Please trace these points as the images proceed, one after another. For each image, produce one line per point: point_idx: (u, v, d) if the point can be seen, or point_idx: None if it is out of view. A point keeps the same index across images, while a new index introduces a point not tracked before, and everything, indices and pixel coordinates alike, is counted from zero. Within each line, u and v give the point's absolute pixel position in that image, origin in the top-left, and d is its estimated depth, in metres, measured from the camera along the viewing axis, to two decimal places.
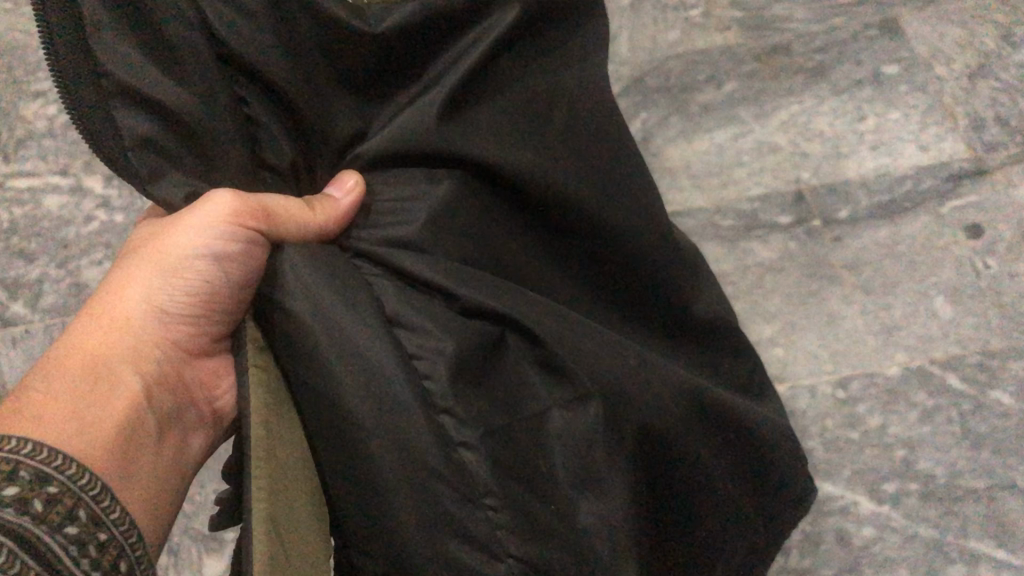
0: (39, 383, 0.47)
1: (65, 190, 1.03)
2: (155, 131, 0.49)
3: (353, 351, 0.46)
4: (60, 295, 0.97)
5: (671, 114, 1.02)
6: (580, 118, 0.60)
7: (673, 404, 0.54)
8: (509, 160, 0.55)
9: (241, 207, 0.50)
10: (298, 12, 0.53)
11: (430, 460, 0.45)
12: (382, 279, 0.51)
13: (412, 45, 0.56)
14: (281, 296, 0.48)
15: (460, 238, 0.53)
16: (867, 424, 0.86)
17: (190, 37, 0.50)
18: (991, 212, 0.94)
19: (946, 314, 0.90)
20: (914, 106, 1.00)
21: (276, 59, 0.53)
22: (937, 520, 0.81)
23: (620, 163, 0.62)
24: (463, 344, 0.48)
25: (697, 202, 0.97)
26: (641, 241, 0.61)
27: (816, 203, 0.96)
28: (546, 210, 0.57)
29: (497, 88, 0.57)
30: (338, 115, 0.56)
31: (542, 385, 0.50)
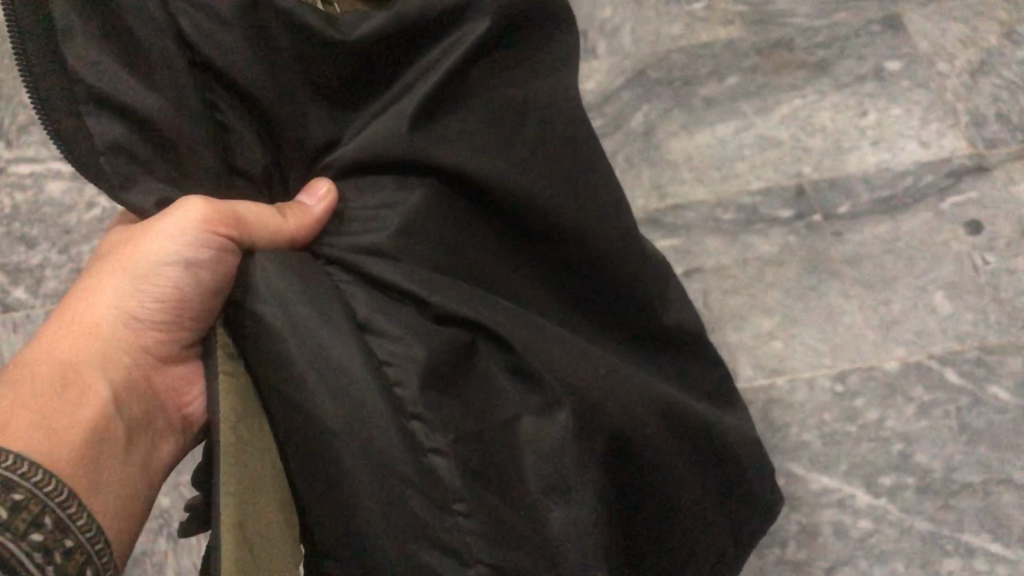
0: (5, 388, 0.46)
1: (67, 176, 1.03)
2: (131, 139, 0.48)
3: (323, 359, 0.45)
4: (62, 281, 0.97)
5: (674, 108, 1.02)
6: (558, 119, 0.59)
7: (642, 409, 0.53)
8: (485, 164, 0.54)
9: (213, 212, 0.49)
10: (271, 17, 0.52)
11: (401, 470, 0.44)
12: (355, 286, 0.50)
13: (386, 53, 0.55)
14: (251, 301, 0.47)
15: (433, 246, 0.53)
16: (864, 417, 0.86)
17: (161, 45, 0.49)
18: (989, 209, 0.94)
19: (945, 310, 0.90)
20: (916, 102, 1.01)
21: (248, 64, 0.51)
22: (933, 513, 0.82)
23: (598, 170, 0.60)
24: (432, 350, 0.48)
25: (698, 194, 0.97)
26: (619, 249, 0.59)
27: (817, 198, 0.96)
28: (520, 219, 0.56)
29: (467, 95, 0.56)
30: (310, 123, 0.54)
31: (514, 393, 0.50)
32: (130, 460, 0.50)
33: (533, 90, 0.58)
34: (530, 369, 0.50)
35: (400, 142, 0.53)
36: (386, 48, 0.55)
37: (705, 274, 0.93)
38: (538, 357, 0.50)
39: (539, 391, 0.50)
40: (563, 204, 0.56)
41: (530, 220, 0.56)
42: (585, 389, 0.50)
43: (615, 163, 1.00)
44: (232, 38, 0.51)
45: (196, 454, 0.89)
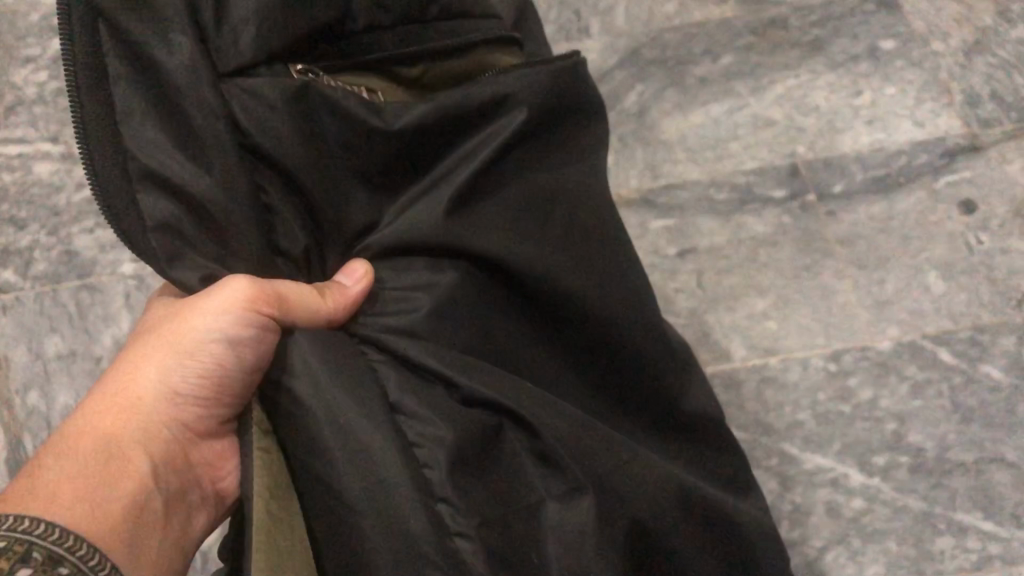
0: (51, 462, 0.49)
1: (56, 157, 1.02)
2: (179, 218, 0.51)
3: (354, 439, 0.48)
4: (51, 262, 0.97)
5: (667, 87, 1.01)
6: (583, 210, 0.63)
7: (661, 493, 0.56)
8: (516, 249, 0.57)
9: (256, 293, 0.50)
10: (319, 106, 0.55)
11: (427, 551, 0.47)
12: (387, 366, 0.53)
13: (427, 139, 0.58)
14: (289, 378, 0.50)
15: (462, 327, 0.55)
16: (858, 397, 0.86)
17: (213, 126, 0.52)
18: (983, 189, 0.94)
19: (938, 289, 0.90)
20: (911, 81, 1.00)
21: (295, 148, 0.54)
22: (926, 493, 0.82)
23: (619, 258, 0.63)
24: (459, 435, 0.50)
25: (692, 175, 0.97)
26: (637, 334, 0.62)
27: (811, 177, 0.96)
28: (548, 302, 0.59)
29: (500, 182, 0.60)
30: (351, 206, 0.57)
31: (539, 478, 0.53)
32: (167, 532, 0.52)
33: (560, 176, 0.62)
34: (557, 456, 0.53)
35: (434, 226, 0.56)
36: (428, 133, 0.58)
37: (698, 254, 0.93)
38: (564, 443, 0.53)
39: (566, 477, 0.53)
40: (586, 290, 0.60)
41: (555, 304, 0.59)
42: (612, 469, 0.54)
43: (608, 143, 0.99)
44: (279, 120, 0.54)
45: None
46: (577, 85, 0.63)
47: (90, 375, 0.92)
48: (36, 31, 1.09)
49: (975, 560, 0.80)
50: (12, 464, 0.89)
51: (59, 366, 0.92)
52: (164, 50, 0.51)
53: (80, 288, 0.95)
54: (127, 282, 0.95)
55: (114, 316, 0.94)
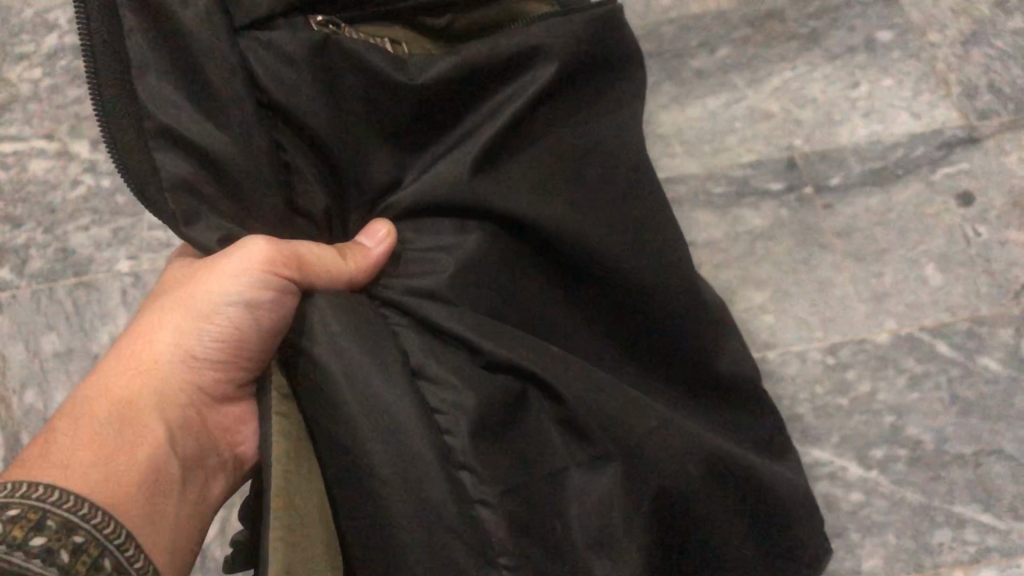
0: (65, 429, 0.49)
1: (51, 155, 1.01)
2: (194, 175, 0.51)
3: (377, 406, 0.48)
4: (48, 260, 0.96)
5: (664, 80, 1.01)
6: (606, 175, 0.65)
7: (689, 462, 0.57)
8: (543, 215, 0.59)
9: (275, 254, 0.50)
10: (342, 62, 0.58)
11: (447, 518, 0.47)
12: (410, 331, 0.53)
13: (447, 98, 0.60)
14: (309, 342, 0.50)
15: (484, 289, 0.56)
16: (856, 390, 0.86)
17: (231, 85, 0.53)
18: (981, 181, 0.94)
19: (936, 282, 0.90)
20: (908, 73, 1.00)
21: (318, 107, 0.56)
22: (924, 486, 0.82)
23: (643, 219, 0.65)
24: (481, 400, 0.51)
25: (689, 168, 0.97)
26: (663, 295, 0.64)
27: (808, 170, 0.96)
28: (573, 268, 0.61)
29: (522, 144, 0.61)
30: (374, 164, 0.59)
31: (563, 443, 0.54)
32: (185, 497, 0.52)
33: (581, 140, 0.64)
34: (583, 424, 0.53)
35: (459, 190, 0.57)
36: (449, 94, 0.60)
37: (696, 248, 0.93)
38: (589, 411, 0.53)
39: (592, 444, 0.54)
40: (612, 256, 0.62)
41: (579, 264, 0.61)
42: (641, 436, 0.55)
43: None
44: (302, 77, 0.56)
45: None
46: (593, 50, 0.65)
47: (88, 373, 0.91)
48: (30, 28, 1.08)
49: (974, 553, 0.80)
50: (10, 463, 0.89)
51: (56, 365, 0.92)
52: (178, 5, 0.52)
53: (77, 286, 0.95)
54: (124, 280, 0.95)
55: (110, 313, 0.94)
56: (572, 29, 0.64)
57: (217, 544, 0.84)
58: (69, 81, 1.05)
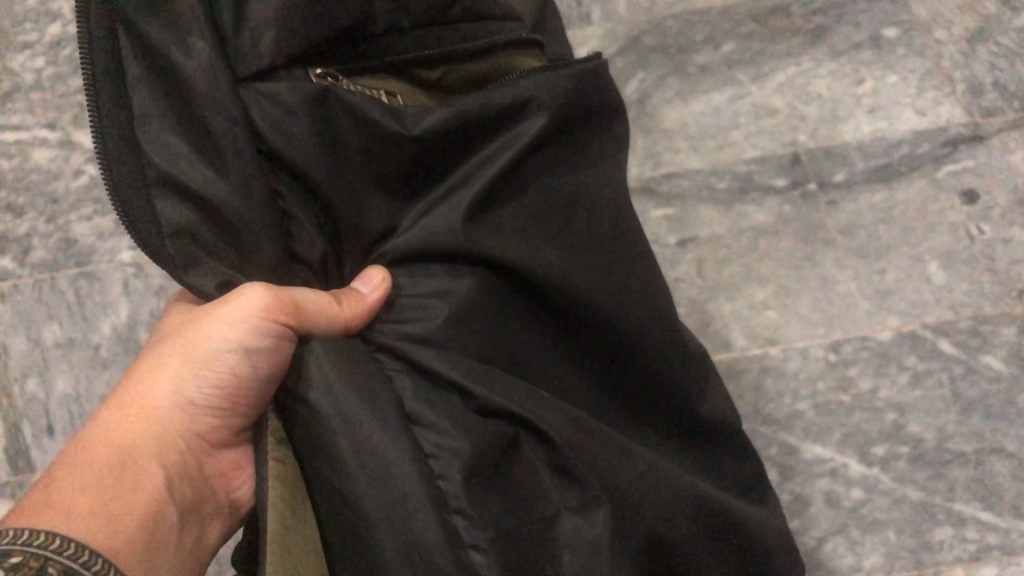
0: (66, 473, 0.49)
1: (53, 144, 1.01)
2: (194, 223, 0.50)
3: (371, 449, 0.47)
4: (49, 250, 0.96)
5: (669, 75, 1.01)
6: (601, 217, 0.63)
7: (677, 506, 0.57)
8: (533, 258, 0.57)
9: (273, 302, 0.50)
10: (339, 112, 0.56)
11: (440, 564, 0.46)
12: (403, 376, 0.52)
13: (446, 146, 0.58)
14: (304, 389, 0.49)
15: (476, 336, 0.55)
16: (857, 387, 0.86)
17: (232, 133, 0.51)
18: (986, 178, 0.94)
19: (939, 279, 0.90)
20: (913, 70, 1.00)
21: (316, 156, 0.54)
22: (925, 483, 0.82)
23: (636, 263, 0.63)
24: (475, 448, 0.50)
25: (693, 163, 0.96)
26: (653, 340, 0.62)
27: (812, 166, 0.96)
28: (566, 312, 0.59)
29: (517, 188, 0.59)
30: (372, 211, 0.56)
31: (554, 488, 0.52)
32: (181, 542, 0.53)
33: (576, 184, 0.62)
34: (575, 469, 0.52)
35: (454, 236, 0.55)
36: (446, 141, 0.58)
37: (699, 244, 0.93)
38: (582, 457, 0.53)
39: (582, 488, 0.53)
40: (605, 299, 0.60)
41: (568, 311, 0.59)
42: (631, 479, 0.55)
43: None
44: (299, 122, 0.54)
45: None
46: (592, 93, 0.62)
47: (90, 363, 0.91)
48: (33, 17, 1.08)
49: (974, 550, 0.80)
50: (9, 451, 0.89)
51: (57, 355, 0.92)
52: (181, 54, 0.50)
53: (79, 276, 0.95)
54: (126, 270, 0.95)
55: (113, 304, 0.94)
56: (569, 78, 0.60)
57: None
58: (72, 71, 1.04)
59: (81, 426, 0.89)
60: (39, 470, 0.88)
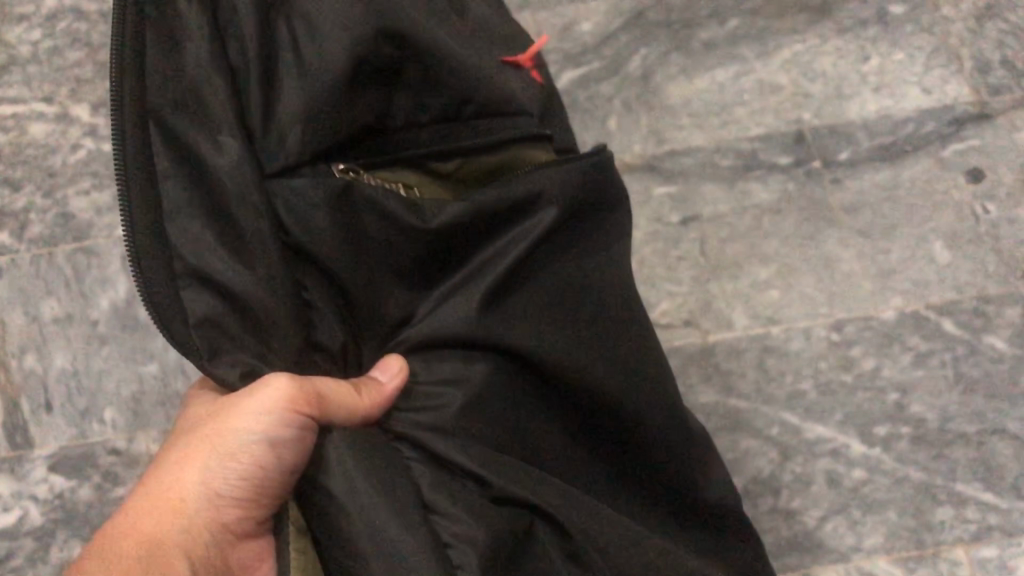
0: (99, 563, 0.52)
1: (50, 118, 1.00)
2: (221, 314, 0.51)
3: (385, 536, 0.48)
4: (47, 225, 0.95)
5: (672, 51, 0.99)
6: (618, 302, 0.61)
7: None
8: (546, 346, 0.57)
9: (296, 392, 0.50)
10: (358, 204, 0.57)
11: None
12: (421, 465, 0.53)
13: (460, 236, 0.58)
14: (324, 478, 0.50)
15: (489, 427, 0.55)
16: (860, 367, 0.86)
17: (256, 226, 0.53)
18: (992, 157, 0.93)
19: (943, 258, 0.89)
20: (920, 47, 0.99)
21: (334, 248, 0.56)
22: (927, 464, 0.82)
23: (648, 347, 0.62)
24: (489, 540, 0.51)
25: (697, 141, 0.95)
26: (664, 424, 0.62)
27: (817, 144, 0.95)
28: (578, 398, 0.59)
29: (531, 275, 0.59)
30: (388, 300, 0.58)
31: (565, 574, 0.54)
32: None
33: (592, 268, 0.61)
34: (583, 552, 0.54)
35: (467, 330, 0.56)
36: (460, 232, 0.58)
37: (702, 222, 0.92)
38: (591, 539, 0.54)
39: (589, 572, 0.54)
40: (623, 386, 0.60)
41: (581, 396, 0.59)
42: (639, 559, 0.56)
43: (611, 108, 0.98)
44: (319, 215, 0.56)
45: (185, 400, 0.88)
46: (604, 183, 0.61)
47: (87, 339, 0.91)
48: None
49: (974, 531, 0.79)
50: (7, 427, 0.88)
51: (55, 330, 0.91)
52: (212, 153, 0.52)
53: (77, 251, 0.94)
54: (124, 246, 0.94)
55: (111, 279, 0.93)
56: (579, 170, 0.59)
57: None
58: (69, 43, 1.03)
59: (79, 402, 0.89)
60: (37, 445, 0.88)
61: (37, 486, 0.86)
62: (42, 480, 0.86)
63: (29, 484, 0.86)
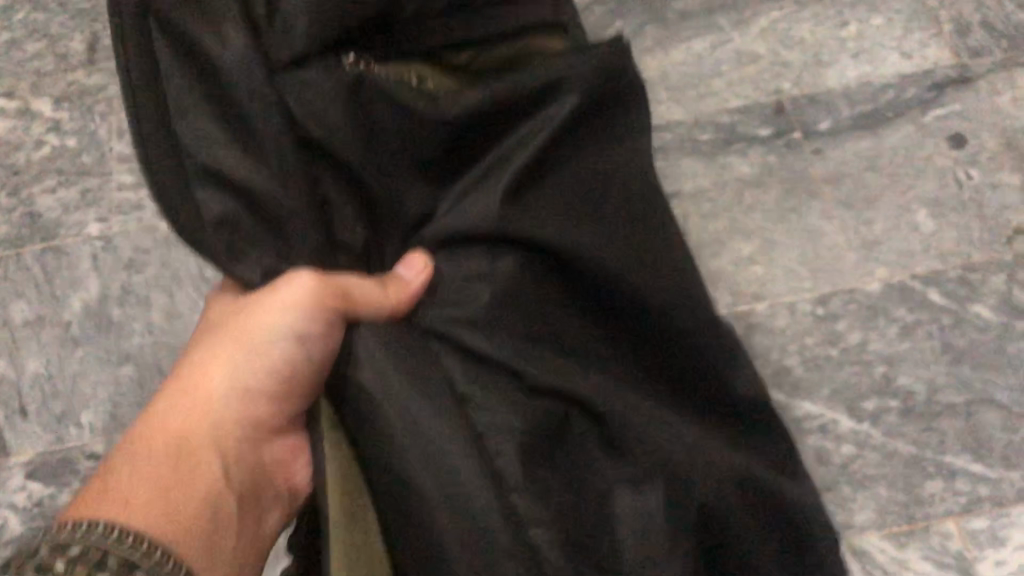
0: (126, 461, 0.50)
1: (12, 114, 0.98)
2: (236, 211, 0.51)
3: (417, 428, 0.46)
4: (14, 225, 0.93)
5: (648, 22, 0.97)
6: (637, 191, 0.57)
7: (731, 488, 0.50)
8: (566, 234, 0.52)
9: (322, 290, 0.50)
10: (376, 97, 0.53)
11: (503, 542, 0.45)
12: (451, 360, 0.49)
13: (475, 121, 0.54)
14: (353, 369, 0.49)
15: (519, 315, 0.50)
16: (846, 340, 0.85)
17: (267, 118, 0.51)
18: (974, 122, 0.92)
19: (928, 227, 0.88)
20: (899, 11, 0.97)
21: (345, 134, 0.52)
22: (916, 437, 0.81)
23: (662, 244, 0.56)
24: (525, 439, 0.47)
25: (675, 115, 0.94)
26: (690, 322, 0.55)
27: (797, 115, 0.93)
28: (608, 292, 0.53)
29: (564, 157, 0.55)
30: (405, 197, 0.54)
31: (608, 466, 0.49)
32: (241, 530, 0.52)
33: (603, 159, 0.56)
34: (624, 440, 0.49)
35: (486, 220, 0.51)
36: (474, 118, 0.54)
37: (682, 198, 0.90)
38: (627, 424, 0.49)
39: (631, 463, 0.49)
40: (647, 280, 0.54)
41: (601, 287, 0.53)
42: (704, 461, 0.50)
43: None
44: (327, 98, 0.52)
45: None
46: (620, 70, 0.57)
47: (60, 342, 0.89)
48: None
49: (965, 503, 0.79)
50: None
51: (28, 333, 0.89)
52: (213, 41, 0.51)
53: (46, 251, 0.92)
54: (93, 244, 0.92)
55: (81, 279, 0.91)
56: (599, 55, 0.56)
57: None
58: (27, 35, 1.02)
59: (54, 406, 0.87)
60: (13, 452, 0.85)
61: (14, 495, 0.84)
62: (20, 489, 0.84)
63: (5, 493, 0.84)
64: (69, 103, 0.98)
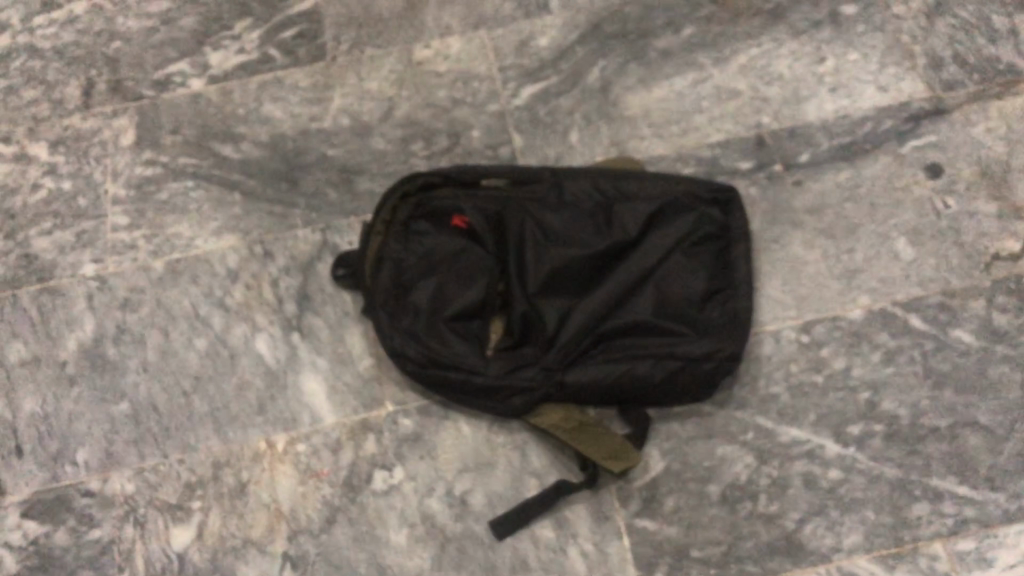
0: None
1: (8, 159, 1.00)
2: (374, 241, 0.87)
3: (464, 348, 0.82)
4: (10, 266, 0.95)
5: (630, 62, 1.00)
6: (560, 182, 0.88)
7: (660, 288, 0.83)
8: (522, 311, 0.83)
9: (384, 304, 0.84)
10: (409, 268, 0.86)
11: (565, 369, 0.82)
12: (458, 374, 0.81)
13: (469, 260, 0.86)
14: (430, 375, 0.82)
15: (504, 375, 0.81)
16: (831, 366, 0.86)
17: (387, 243, 0.87)
18: (949, 152, 0.94)
19: (908, 255, 0.90)
20: (874, 46, 1.00)
21: (386, 300, 0.84)
22: (901, 460, 0.82)
23: (569, 211, 0.87)
24: (505, 216, 0.87)
25: (657, 149, 0.96)
26: (596, 238, 0.85)
27: (776, 148, 0.95)
28: (552, 295, 0.84)
29: (505, 205, 0.88)
30: (447, 296, 0.84)
31: (603, 327, 0.82)
32: None
33: (523, 187, 0.89)
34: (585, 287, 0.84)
35: (475, 381, 0.81)
36: (461, 260, 0.86)
37: None
38: (580, 305, 0.82)
39: (597, 306, 0.82)
40: (558, 248, 0.84)
41: (541, 313, 0.83)
42: (675, 294, 0.83)
43: (572, 121, 0.98)
44: (388, 252, 0.86)
45: (158, 436, 0.87)
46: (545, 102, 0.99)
47: (55, 381, 0.90)
48: None
49: (952, 524, 0.80)
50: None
51: (23, 373, 0.90)
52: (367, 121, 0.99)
53: (42, 292, 0.93)
54: (89, 284, 0.93)
55: (77, 319, 0.92)
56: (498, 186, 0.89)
57: (195, 548, 0.82)
58: (23, 81, 1.04)
59: (50, 444, 0.87)
60: (8, 491, 0.86)
61: (10, 534, 0.84)
62: (15, 528, 0.84)
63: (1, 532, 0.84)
64: (67, 148, 1.00)
